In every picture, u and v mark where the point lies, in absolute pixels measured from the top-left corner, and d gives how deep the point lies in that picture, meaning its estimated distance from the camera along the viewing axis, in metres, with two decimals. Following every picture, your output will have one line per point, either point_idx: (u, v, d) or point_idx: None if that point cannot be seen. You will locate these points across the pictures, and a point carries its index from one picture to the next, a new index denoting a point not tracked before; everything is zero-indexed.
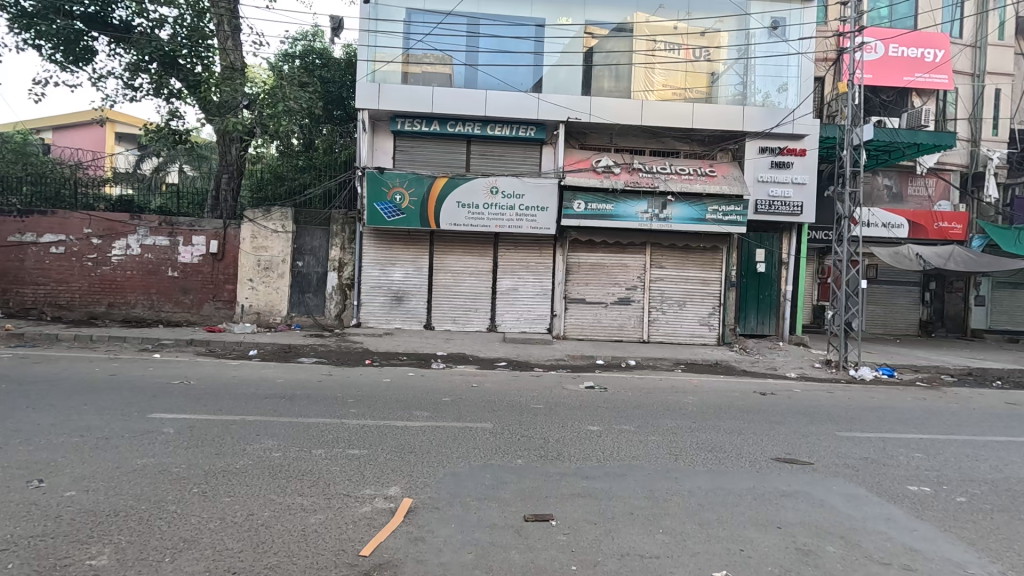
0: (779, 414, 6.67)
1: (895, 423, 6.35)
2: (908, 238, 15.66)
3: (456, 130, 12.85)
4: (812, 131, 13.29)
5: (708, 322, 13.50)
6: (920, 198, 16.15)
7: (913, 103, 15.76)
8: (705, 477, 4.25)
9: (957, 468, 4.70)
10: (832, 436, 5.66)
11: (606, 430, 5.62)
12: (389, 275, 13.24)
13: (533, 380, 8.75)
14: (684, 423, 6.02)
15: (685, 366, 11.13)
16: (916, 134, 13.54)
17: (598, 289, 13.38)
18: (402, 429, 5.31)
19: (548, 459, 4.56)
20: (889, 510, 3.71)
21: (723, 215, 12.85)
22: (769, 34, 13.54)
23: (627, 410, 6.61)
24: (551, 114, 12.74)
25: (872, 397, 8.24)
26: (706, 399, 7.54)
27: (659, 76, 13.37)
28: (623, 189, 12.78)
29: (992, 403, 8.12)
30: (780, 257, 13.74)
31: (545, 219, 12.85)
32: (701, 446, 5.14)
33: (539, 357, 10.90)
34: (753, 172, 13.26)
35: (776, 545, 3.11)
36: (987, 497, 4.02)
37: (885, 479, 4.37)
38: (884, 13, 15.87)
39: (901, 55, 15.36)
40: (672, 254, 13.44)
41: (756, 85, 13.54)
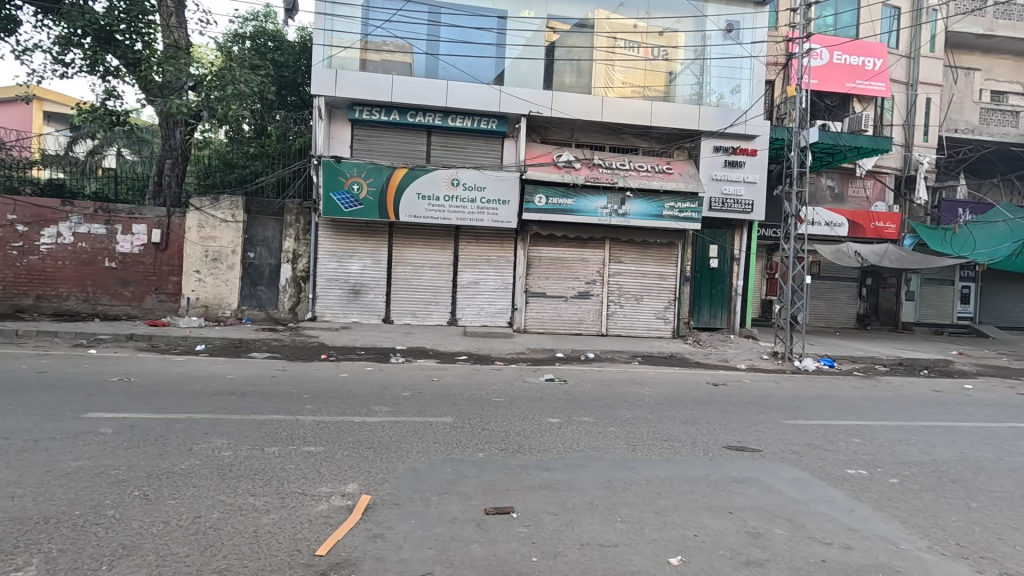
0: (731, 404, 6.93)
1: (835, 411, 6.73)
2: (848, 236, 16.61)
3: (416, 120, 12.60)
4: (763, 132, 13.81)
5: (663, 315, 13.89)
6: (859, 199, 17.12)
7: (854, 109, 16.67)
8: (660, 466, 4.38)
9: (890, 451, 5.03)
10: (779, 424, 5.94)
11: (566, 422, 5.68)
12: (347, 268, 12.89)
13: (494, 374, 8.75)
14: (641, 414, 6.17)
15: (642, 358, 11.41)
16: (857, 138, 14.30)
17: (559, 283, 13.51)
18: (361, 425, 5.19)
19: (509, 452, 4.58)
20: (831, 493, 3.92)
21: (679, 211, 13.23)
22: (724, 37, 13.94)
23: (586, 402, 6.73)
24: (512, 107, 12.71)
25: (815, 386, 8.69)
26: (661, 391, 7.75)
27: (619, 73, 13.55)
28: (583, 184, 12.92)
29: (921, 391, 8.74)
30: (732, 253, 14.25)
31: (506, 212, 12.83)
32: (658, 436, 5.28)
33: (500, 351, 10.90)
34: (707, 170, 13.68)
35: (727, 530, 3.23)
36: (916, 478, 4.32)
37: (827, 463, 4.62)
38: (830, 21, 16.67)
39: (844, 62, 16.18)
40: (630, 250, 13.71)
41: (711, 86, 13.94)
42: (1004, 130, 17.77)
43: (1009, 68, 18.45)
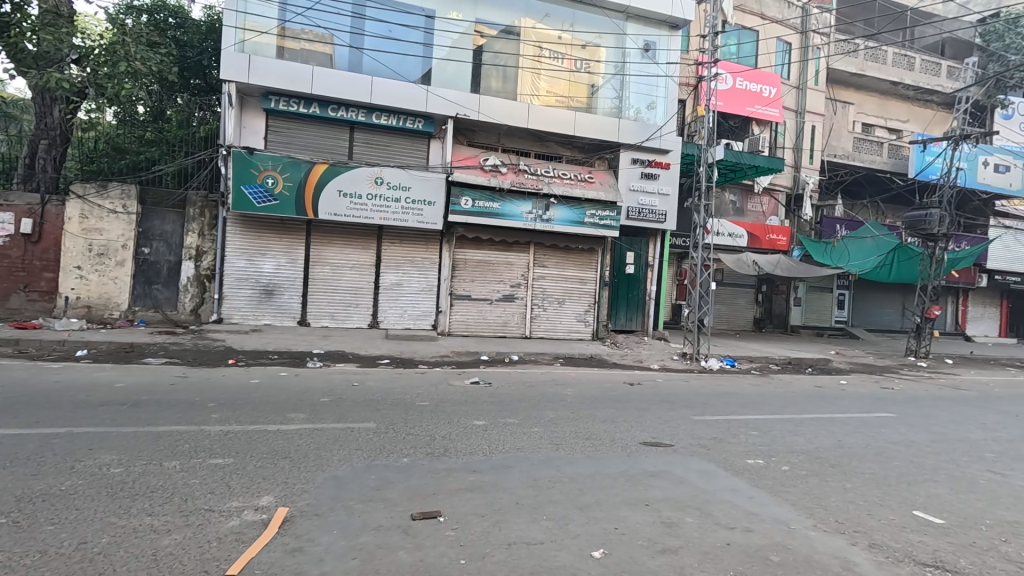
0: (646, 403, 7.33)
1: (737, 407, 7.34)
2: (747, 247, 18.22)
3: (338, 115, 12.12)
4: (676, 148, 14.77)
5: (584, 318, 14.40)
6: (756, 213, 18.86)
7: (753, 131, 18.35)
8: (582, 463, 4.54)
9: (782, 442, 5.59)
10: (688, 420, 6.39)
11: (491, 424, 5.73)
12: (258, 267, 12.07)
13: (418, 378, 8.59)
14: (564, 414, 6.37)
15: (564, 360, 11.75)
16: (755, 157, 15.73)
17: (484, 285, 13.57)
18: (275, 433, 4.89)
19: (435, 456, 4.53)
20: (733, 481, 4.28)
21: (600, 219, 13.80)
22: (642, 55, 14.76)
23: (511, 404, 6.82)
24: (439, 108, 12.62)
25: (719, 384, 9.43)
26: (583, 391, 8.05)
27: (544, 82, 13.94)
28: (509, 189, 13.08)
29: (807, 387, 9.77)
30: (647, 259, 15.07)
31: (431, 213, 12.68)
32: (579, 434, 5.47)
33: (423, 354, 10.72)
34: (626, 181, 14.38)
35: (645, 521, 3.41)
36: (803, 465, 4.83)
37: (730, 454, 5.04)
38: (734, 50, 18.21)
39: (745, 88, 17.74)
40: (553, 254, 14.08)
41: (630, 101, 14.70)
42: (872, 158, 20.37)
43: (876, 104, 21.20)
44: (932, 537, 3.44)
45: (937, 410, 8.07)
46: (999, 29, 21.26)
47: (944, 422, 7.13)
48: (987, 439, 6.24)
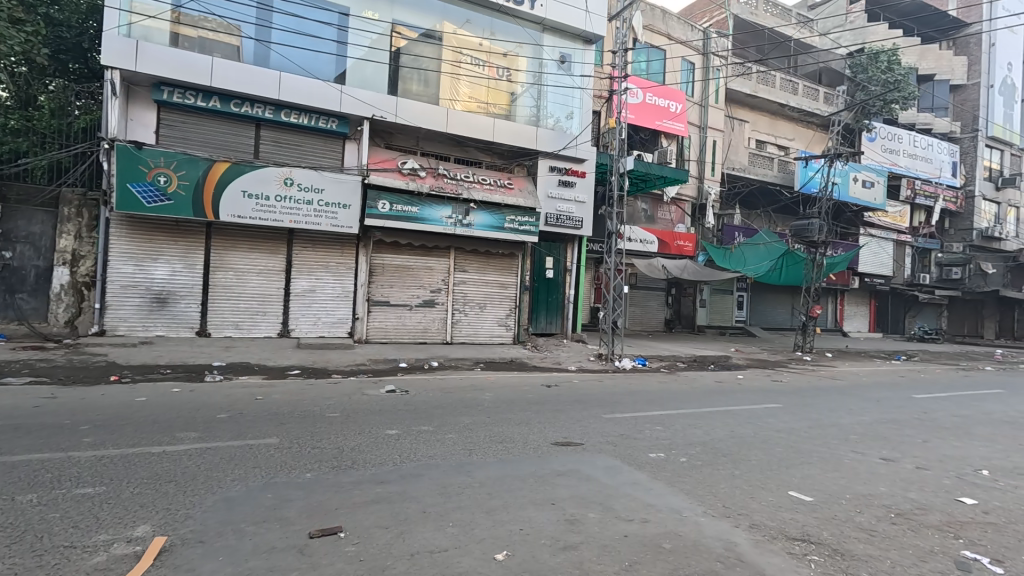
0: (560, 403, 7.55)
1: (644, 404, 7.77)
2: (657, 252, 19.38)
3: (242, 111, 11.38)
4: (591, 157, 15.36)
5: (505, 323, 14.57)
6: (666, 221, 20.18)
7: (661, 143, 19.55)
8: (493, 466, 4.59)
9: (682, 435, 5.99)
10: (599, 418, 6.66)
11: (404, 433, 5.62)
12: (149, 273, 11.01)
13: (331, 388, 8.23)
14: (479, 419, 6.39)
15: (484, 364, 11.78)
16: (663, 169, 16.77)
17: (403, 291, 13.30)
18: (161, 455, 4.47)
19: (341, 469, 4.36)
20: (635, 475, 4.52)
21: (519, 224, 14.02)
22: (558, 67, 15.22)
23: (427, 411, 6.74)
24: (354, 108, 12.23)
25: (630, 383, 9.91)
26: (501, 394, 8.14)
27: (464, 87, 13.98)
28: (428, 193, 12.94)
29: (708, 382, 10.55)
30: (565, 264, 15.50)
31: (346, 217, 12.23)
32: (492, 438, 5.51)
33: (338, 364, 10.29)
34: (544, 187, 14.75)
35: (549, 520, 3.50)
36: (698, 455, 5.22)
37: (635, 450, 5.31)
38: (644, 66, 19.31)
39: (654, 103, 18.85)
40: (474, 259, 14.13)
41: (548, 110, 15.10)
42: (764, 172, 22.44)
43: (768, 123, 23.40)
44: (802, 513, 3.83)
45: (816, 399, 9.01)
46: (864, 62, 24.53)
47: (819, 409, 8.00)
48: (852, 423, 7.09)
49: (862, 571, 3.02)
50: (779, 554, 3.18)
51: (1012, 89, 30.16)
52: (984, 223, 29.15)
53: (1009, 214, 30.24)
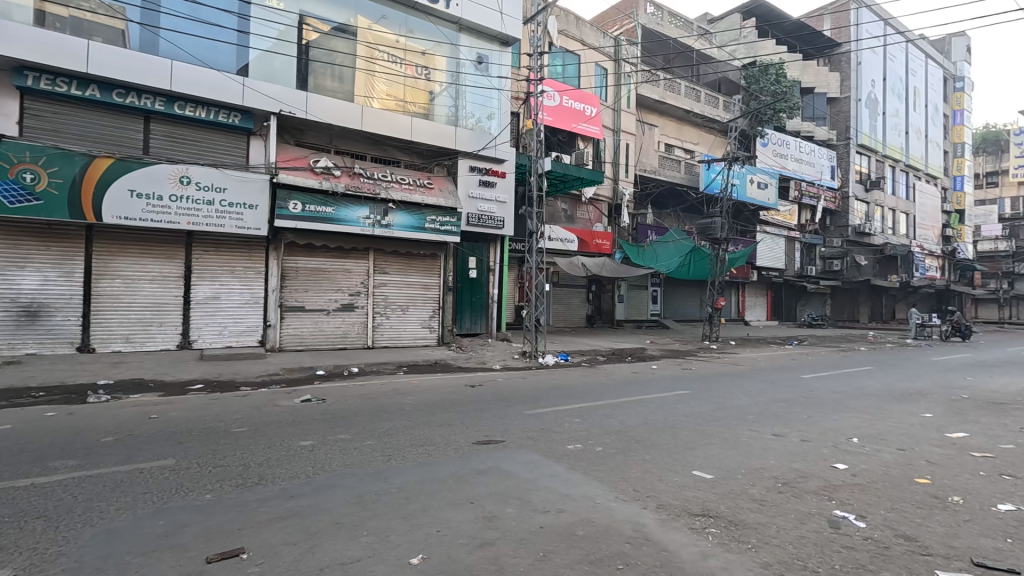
0: (482, 402, 7.59)
1: (566, 398, 7.99)
2: (577, 250, 20.03)
3: (128, 102, 10.32)
4: (510, 157, 15.56)
5: (428, 324, 14.37)
6: (584, 220, 20.96)
7: (579, 145, 20.22)
8: (412, 470, 4.52)
9: (599, 425, 6.24)
10: (521, 415, 6.77)
11: (319, 443, 5.38)
12: (15, 283, 9.67)
13: (240, 401, 7.68)
14: (401, 423, 6.26)
15: (408, 368, 11.54)
16: (580, 170, 17.33)
17: (319, 295, 12.72)
18: (29, 489, 3.94)
19: (246, 486, 4.09)
20: (553, 468, 4.65)
21: (440, 224, 13.90)
22: (476, 67, 15.24)
23: (345, 418, 6.49)
24: (259, 103, 11.51)
25: (553, 379, 10.16)
26: (424, 397, 8.02)
27: (381, 83, 13.60)
28: (343, 193, 12.47)
29: (626, 374, 11.06)
30: (488, 264, 15.57)
31: (253, 218, 11.48)
32: (413, 442, 5.42)
33: (247, 375, 9.61)
34: (465, 187, 14.74)
35: (467, 519, 3.51)
36: (612, 443, 5.46)
37: (554, 443, 5.46)
38: (560, 70, 19.85)
39: (571, 106, 19.43)
40: (394, 260, 13.82)
41: (467, 111, 15.06)
42: (673, 174, 23.89)
43: (675, 128, 24.94)
44: (703, 490, 4.13)
45: (720, 384, 9.74)
46: (756, 74, 26.91)
47: (723, 393, 8.67)
48: (751, 404, 7.75)
49: (753, 538, 3.31)
50: (681, 530, 3.41)
51: (875, 103, 34.44)
52: (858, 220, 32.98)
53: (876, 212, 34.49)
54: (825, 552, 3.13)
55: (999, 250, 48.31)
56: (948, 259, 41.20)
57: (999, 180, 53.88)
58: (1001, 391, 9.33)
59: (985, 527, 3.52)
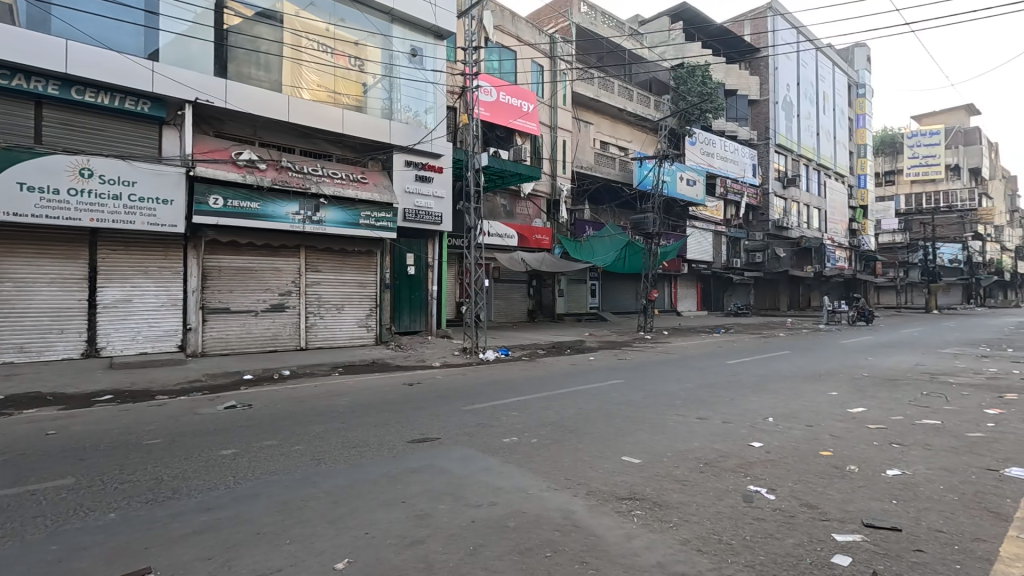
0: (420, 400, 7.48)
1: (504, 392, 8.05)
2: (517, 246, 20.17)
3: (14, 85, 9.25)
4: (447, 152, 15.39)
5: (365, 323, 13.98)
6: (524, 216, 21.13)
7: (516, 141, 20.32)
8: (342, 473, 4.38)
9: (535, 417, 6.34)
10: (458, 411, 6.74)
11: (242, 451, 5.09)
12: None
13: (156, 411, 7.14)
14: (332, 425, 6.04)
15: (343, 368, 11.19)
16: (517, 165, 17.43)
17: (245, 295, 12.04)
18: None
19: (158, 502, 3.81)
20: (488, 462, 4.66)
21: (375, 220, 13.55)
22: (410, 60, 14.92)
23: (273, 423, 6.19)
24: (172, 90, 10.71)
25: (493, 374, 10.19)
26: (359, 398, 7.81)
27: (310, 73, 13.02)
28: (269, 187, 11.86)
29: (565, 366, 11.29)
30: (427, 261, 15.36)
31: (169, 214, 10.68)
32: (344, 444, 5.26)
33: (165, 383, 8.95)
34: (400, 182, 14.42)
35: (398, 519, 3.45)
36: (547, 434, 5.56)
37: (489, 437, 5.48)
38: (496, 65, 19.85)
39: (508, 102, 19.46)
40: (328, 258, 13.32)
41: (402, 104, 14.72)
42: (608, 170, 24.57)
43: (609, 126, 25.63)
44: (631, 474, 4.29)
45: (653, 372, 10.16)
46: (684, 76, 28.17)
47: (655, 381, 9.05)
48: (679, 390, 8.15)
49: (675, 516, 3.48)
50: (608, 514, 3.53)
51: (790, 106, 37.04)
52: (777, 215, 35.39)
53: (792, 208, 37.17)
54: (739, 524, 3.34)
55: (897, 241, 53.62)
56: (854, 250, 45.14)
57: (895, 178, 59.62)
58: (896, 369, 10.35)
59: (876, 491, 3.89)
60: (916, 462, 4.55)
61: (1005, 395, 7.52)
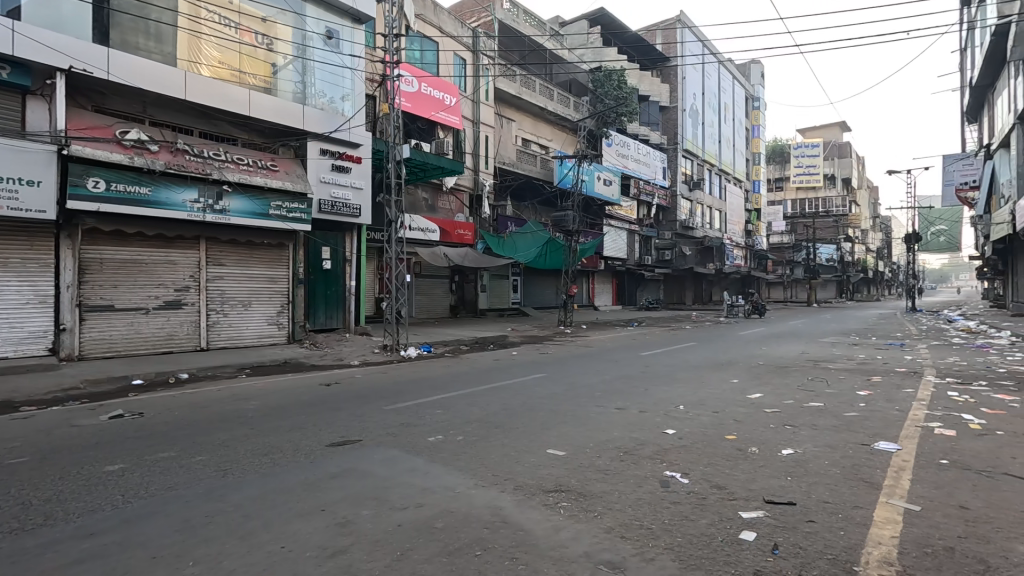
0: (339, 401, 7.15)
1: (428, 390, 7.90)
2: (439, 241, 19.88)
3: None
4: (366, 142, 14.79)
5: (276, 320, 13.09)
6: (446, 210, 20.87)
7: (438, 134, 19.98)
8: (254, 483, 4.06)
9: (460, 414, 6.28)
10: (380, 411, 6.51)
11: (132, 465, 4.54)
12: None
13: (22, 424, 6.19)
14: (240, 432, 5.58)
15: (251, 369, 10.42)
16: (440, 159, 17.16)
17: (134, 292, 10.81)
18: None
19: (28, 529, 3.29)
20: (413, 462, 4.54)
21: (287, 211, 12.72)
22: (325, 42, 14.08)
23: (168, 433, 5.59)
24: (39, 55, 9.31)
25: (415, 371, 9.99)
26: (271, 401, 7.29)
27: (210, 48, 11.92)
28: (162, 171, 10.73)
29: (488, 361, 11.34)
30: (344, 255, 14.69)
31: (36, 198, 9.26)
32: (254, 452, 4.88)
33: (35, 391, 7.81)
34: (315, 172, 13.64)
35: (317, 528, 3.25)
36: (472, 431, 5.53)
37: (414, 436, 5.34)
38: (417, 55, 19.35)
39: (430, 94, 19.05)
40: (232, 251, 12.31)
41: (316, 88, 13.87)
42: (530, 168, 24.91)
43: (531, 124, 25.99)
44: (557, 467, 4.37)
45: (574, 366, 10.47)
46: (602, 79, 29.23)
47: (575, 374, 9.34)
48: (599, 382, 8.47)
49: (599, 505, 3.59)
50: (536, 508, 3.57)
51: (696, 114, 39.75)
52: (684, 216, 37.89)
53: (698, 209, 40.01)
54: (657, 509, 3.52)
55: (784, 242, 59.48)
56: (749, 249, 49.59)
57: (784, 185, 66.08)
58: (785, 357, 11.49)
59: (774, 469, 4.28)
60: (805, 441, 5.07)
61: (871, 379, 8.62)
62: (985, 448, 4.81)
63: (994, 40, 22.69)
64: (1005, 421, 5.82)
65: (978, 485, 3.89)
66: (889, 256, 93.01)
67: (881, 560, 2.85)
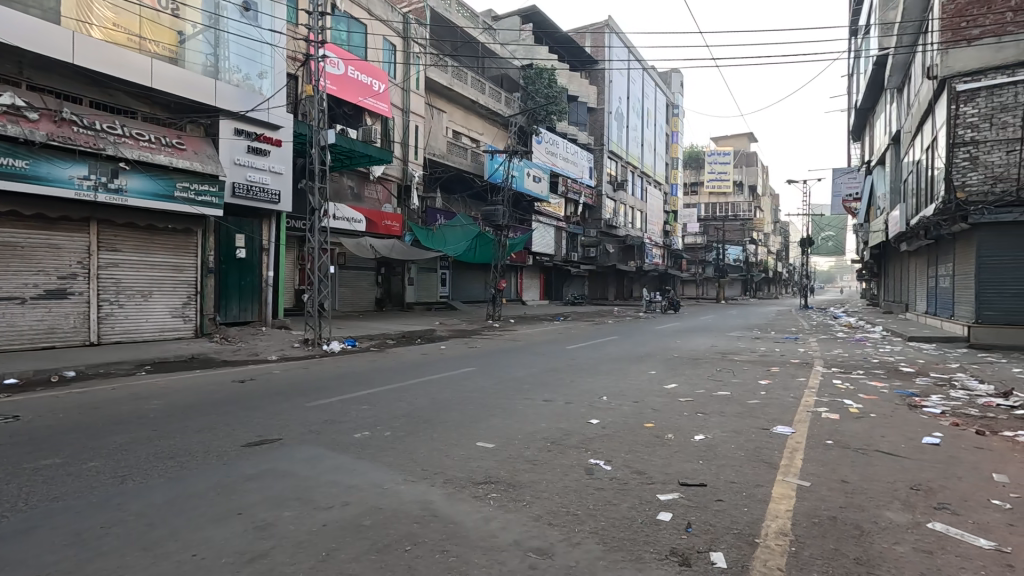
0: (255, 399, 6.72)
1: (353, 385, 7.65)
2: (364, 231, 19.23)
3: None
4: (286, 124, 14.00)
5: (181, 312, 12.04)
6: (373, 200, 20.20)
7: (365, 121, 19.28)
8: (158, 489, 3.73)
9: (387, 409, 6.14)
10: (301, 408, 6.21)
11: (5, 475, 3.99)
12: None
13: None
14: (140, 435, 5.09)
15: (153, 366, 9.54)
16: (367, 147, 16.58)
17: (6, 279, 9.49)
18: None
19: None
20: (337, 459, 4.39)
21: (195, 194, 11.72)
22: (241, 14, 13.10)
23: (51, 439, 4.97)
24: None
25: (339, 366, 9.63)
26: (176, 399, 6.72)
27: (102, 7, 10.66)
28: (44, 143, 9.48)
29: (415, 355, 11.18)
30: (261, 243, 13.84)
31: None
32: (159, 455, 4.48)
33: None
34: (228, 153, 12.69)
35: (233, 533, 3.06)
36: (400, 426, 5.43)
37: (339, 433, 5.16)
38: (344, 36, 18.50)
39: (357, 78, 18.29)
40: (130, 236, 11.15)
41: (230, 63, 12.86)
42: (461, 160, 24.71)
43: (462, 116, 25.76)
44: (487, 459, 4.42)
45: (502, 359, 10.59)
46: (533, 77, 29.58)
47: (503, 367, 9.45)
48: (526, 375, 8.62)
49: (527, 495, 3.68)
50: (466, 500, 3.59)
51: (621, 117, 41.39)
52: (608, 215, 39.38)
53: (621, 209, 41.73)
54: (583, 496, 3.67)
55: (698, 243, 63.63)
56: (666, 249, 52.63)
57: (698, 189, 70.65)
58: (697, 350, 12.35)
59: (688, 453, 4.61)
60: (715, 426, 5.50)
61: (770, 369, 9.48)
62: (861, 429, 5.48)
63: (875, 69, 25.58)
64: (877, 404, 6.65)
65: (855, 461, 4.44)
66: (786, 258, 102.43)
67: (778, 531, 3.16)
